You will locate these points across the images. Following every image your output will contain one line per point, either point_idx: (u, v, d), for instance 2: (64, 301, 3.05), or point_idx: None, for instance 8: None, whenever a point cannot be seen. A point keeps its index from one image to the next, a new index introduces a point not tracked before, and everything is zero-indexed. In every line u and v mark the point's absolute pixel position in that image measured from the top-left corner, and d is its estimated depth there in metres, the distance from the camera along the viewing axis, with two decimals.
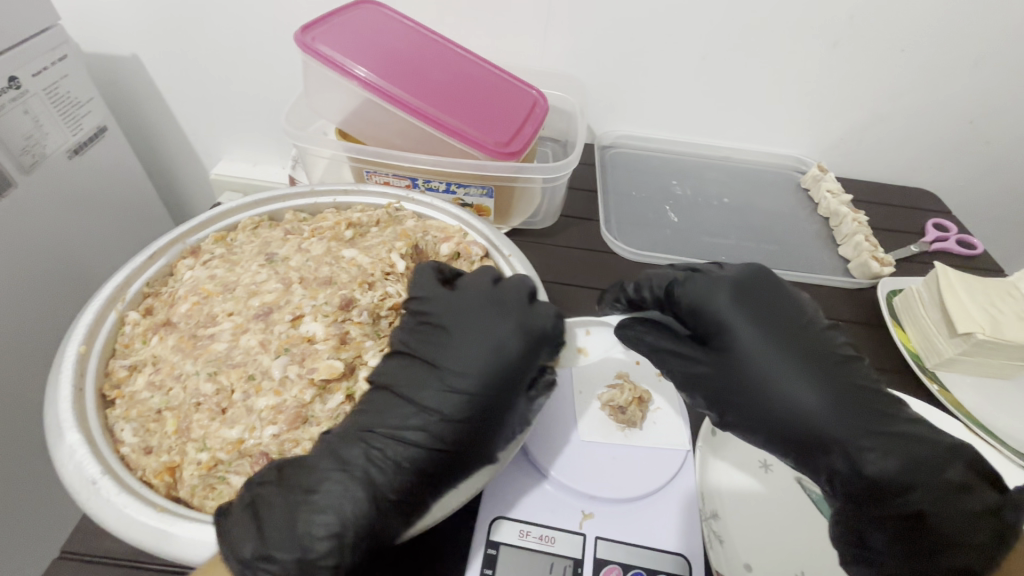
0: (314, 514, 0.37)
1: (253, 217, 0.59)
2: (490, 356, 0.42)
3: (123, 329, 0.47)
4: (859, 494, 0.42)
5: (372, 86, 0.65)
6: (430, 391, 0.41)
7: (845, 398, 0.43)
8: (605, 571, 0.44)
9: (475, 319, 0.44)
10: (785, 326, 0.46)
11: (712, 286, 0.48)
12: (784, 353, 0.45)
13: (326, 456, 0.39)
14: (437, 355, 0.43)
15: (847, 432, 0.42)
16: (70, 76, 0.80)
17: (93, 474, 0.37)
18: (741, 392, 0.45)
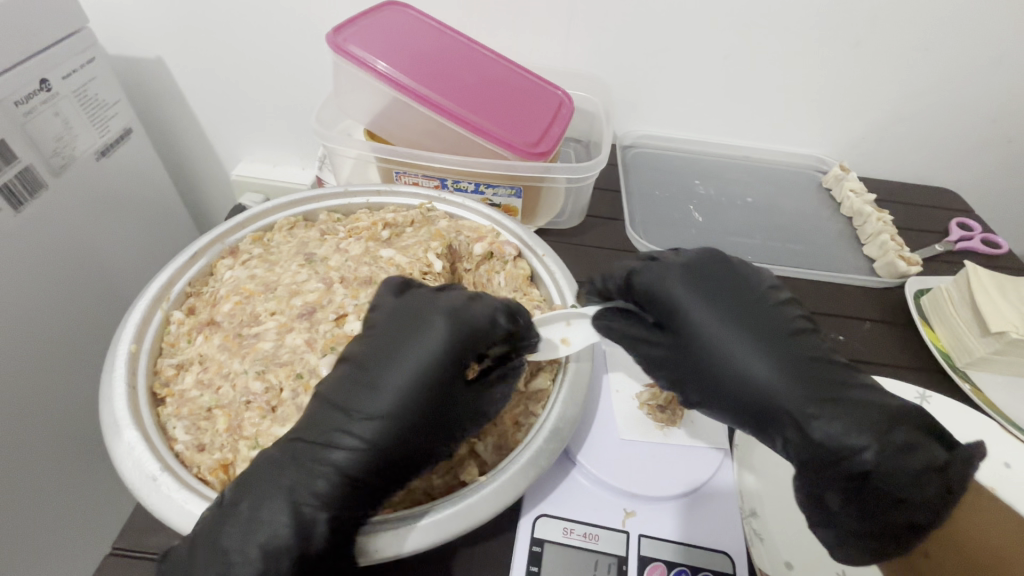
0: (258, 532, 0.35)
1: (288, 217, 0.60)
2: (422, 365, 0.40)
3: (169, 328, 0.48)
4: (814, 464, 0.40)
5: (401, 86, 0.66)
6: (359, 408, 0.38)
7: (799, 366, 0.42)
8: (650, 569, 0.44)
9: (416, 331, 0.41)
10: (735, 299, 0.45)
11: (664, 269, 0.47)
12: (733, 327, 0.43)
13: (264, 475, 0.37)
14: (371, 363, 0.40)
15: (794, 400, 0.40)
16: (97, 79, 0.81)
17: (152, 470, 0.37)
18: (692, 368, 0.45)
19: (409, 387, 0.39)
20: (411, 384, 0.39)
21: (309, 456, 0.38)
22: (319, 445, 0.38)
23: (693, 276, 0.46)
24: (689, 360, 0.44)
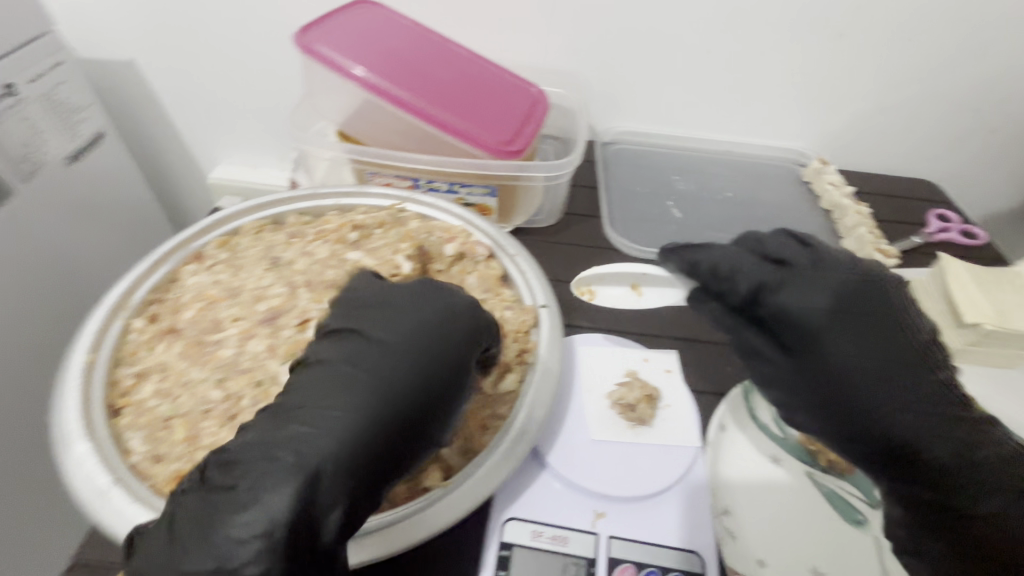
0: (235, 514, 0.32)
1: (255, 221, 0.59)
2: (436, 342, 0.41)
3: (128, 337, 0.47)
4: (904, 479, 0.40)
5: (371, 86, 0.65)
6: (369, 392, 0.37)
7: (888, 385, 0.40)
8: (619, 571, 0.43)
9: (416, 317, 0.42)
10: (896, 320, 0.41)
11: (810, 288, 0.42)
12: (886, 354, 0.40)
13: (250, 472, 0.34)
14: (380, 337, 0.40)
15: (924, 432, 0.39)
16: (67, 82, 0.79)
17: (103, 484, 0.36)
18: (806, 395, 0.42)
19: (416, 366, 0.39)
20: (401, 363, 0.39)
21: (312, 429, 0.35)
22: (315, 428, 0.35)
23: (846, 303, 0.42)
24: (811, 392, 0.41)
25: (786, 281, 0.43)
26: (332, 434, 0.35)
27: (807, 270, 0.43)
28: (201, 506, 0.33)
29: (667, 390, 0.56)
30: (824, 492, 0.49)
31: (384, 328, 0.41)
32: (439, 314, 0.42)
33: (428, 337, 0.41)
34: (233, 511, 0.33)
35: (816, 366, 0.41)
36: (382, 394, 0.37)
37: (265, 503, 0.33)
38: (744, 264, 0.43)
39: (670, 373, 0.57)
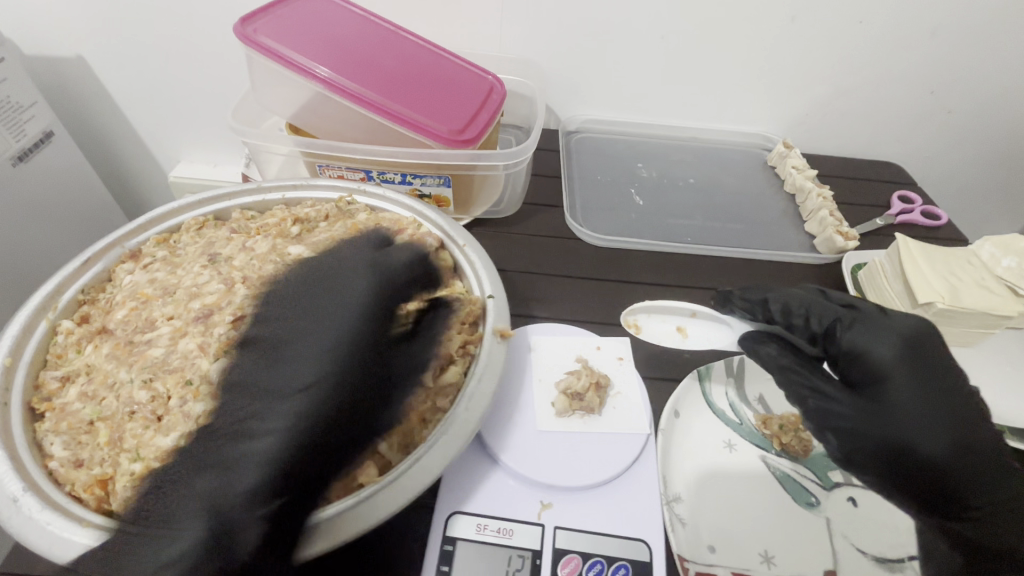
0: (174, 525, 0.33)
1: (196, 217, 0.57)
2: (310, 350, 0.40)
3: (55, 339, 0.45)
4: (931, 504, 0.44)
5: (317, 76, 0.63)
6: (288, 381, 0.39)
7: (945, 419, 0.44)
8: (565, 561, 0.43)
9: (332, 309, 0.42)
10: (941, 367, 0.46)
11: (877, 332, 0.48)
12: (932, 394, 0.45)
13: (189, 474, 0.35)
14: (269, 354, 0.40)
15: (960, 464, 0.43)
16: (9, 81, 0.76)
17: (14, 491, 0.35)
18: (866, 421, 0.45)
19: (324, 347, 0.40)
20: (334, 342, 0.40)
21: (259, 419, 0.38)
22: (251, 418, 0.37)
23: (907, 341, 0.47)
24: (877, 424, 0.45)
25: (856, 323, 0.49)
26: (279, 416, 0.37)
27: (874, 318, 0.49)
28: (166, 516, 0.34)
29: (618, 377, 0.55)
30: (777, 475, 0.51)
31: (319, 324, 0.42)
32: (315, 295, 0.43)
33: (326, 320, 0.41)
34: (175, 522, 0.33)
35: (873, 396, 0.46)
36: (332, 388, 0.38)
37: (220, 489, 0.34)
38: (811, 313, 0.53)
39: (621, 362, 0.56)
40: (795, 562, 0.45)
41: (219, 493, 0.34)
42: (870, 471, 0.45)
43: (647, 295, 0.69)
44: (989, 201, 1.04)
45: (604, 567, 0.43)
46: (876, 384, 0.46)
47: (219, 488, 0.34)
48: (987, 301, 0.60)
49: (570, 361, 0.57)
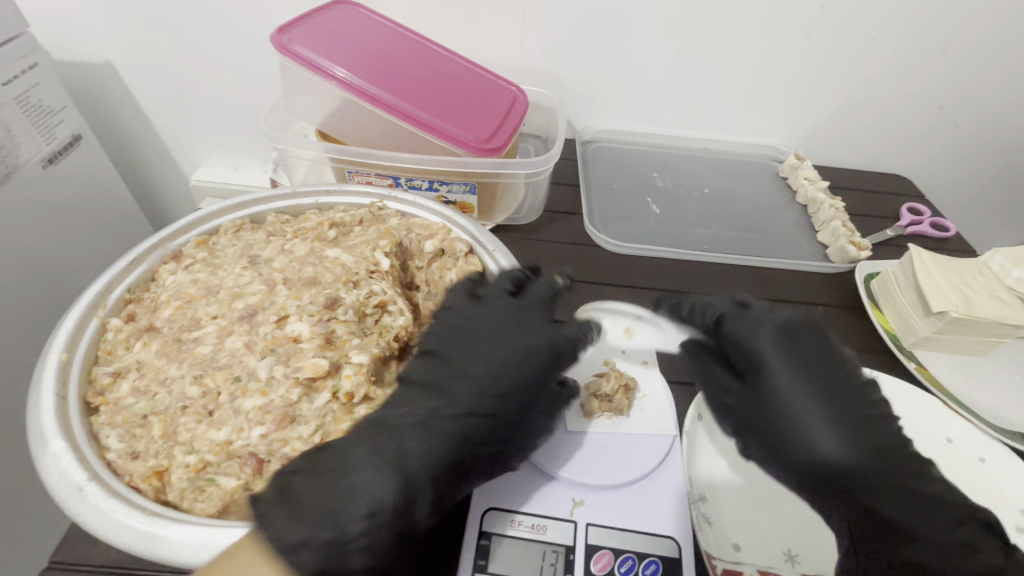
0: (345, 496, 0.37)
1: (234, 220, 0.59)
2: (486, 365, 0.50)
3: (105, 336, 0.48)
4: (823, 493, 0.45)
5: (350, 85, 0.65)
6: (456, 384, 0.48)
7: (827, 409, 0.46)
8: (597, 557, 0.45)
9: (522, 343, 0.51)
10: (818, 364, 0.49)
11: (759, 326, 0.50)
12: (811, 385, 0.47)
13: (357, 444, 0.40)
14: (458, 358, 0.50)
15: (848, 453, 0.44)
16: (42, 84, 0.77)
17: (78, 481, 0.37)
18: (758, 415, 0.47)
19: (514, 374, 0.49)
20: (520, 372, 0.50)
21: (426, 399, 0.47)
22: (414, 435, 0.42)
23: (787, 335, 0.50)
24: (764, 413, 0.47)
25: (746, 318, 0.51)
26: (438, 440, 0.43)
27: (763, 313, 0.51)
28: (317, 485, 0.37)
29: (643, 381, 0.57)
30: None
31: (510, 342, 0.51)
32: (515, 327, 0.52)
33: (519, 359, 0.50)
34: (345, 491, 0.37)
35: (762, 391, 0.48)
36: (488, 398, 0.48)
37: (411, 451, 0.41)
38: (712, 308, 0.53)
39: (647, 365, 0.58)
40: (816, 563, 0.47)
41: (399, 458, 0.40)
42: (768, 460, 0.46)
43: (665, 301, 0.70)
44: (995, 213, 1.06)
45: (636, 563, 0.44)
46: (762, 377, 0.48)
47: (404, 452, 0.41)
48: (999, 311, 0.62)
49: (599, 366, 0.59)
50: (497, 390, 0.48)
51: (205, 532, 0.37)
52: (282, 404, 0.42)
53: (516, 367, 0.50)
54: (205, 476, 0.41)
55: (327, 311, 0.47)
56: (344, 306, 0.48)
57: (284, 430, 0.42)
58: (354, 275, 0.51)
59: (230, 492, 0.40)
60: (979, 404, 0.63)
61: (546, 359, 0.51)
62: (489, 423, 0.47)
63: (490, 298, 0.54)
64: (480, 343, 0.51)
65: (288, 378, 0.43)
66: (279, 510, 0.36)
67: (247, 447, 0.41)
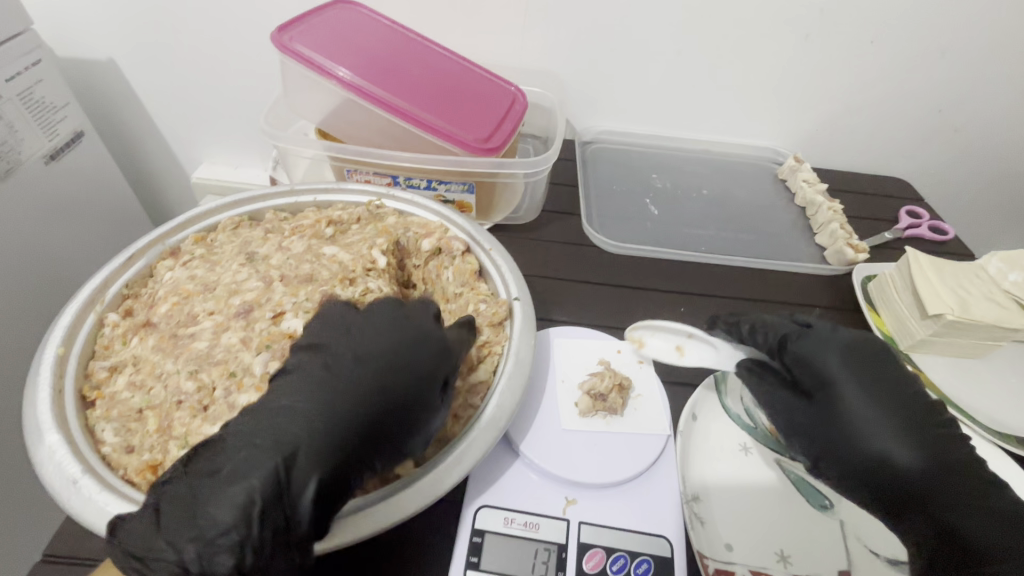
0: (205, 510, 0.34)
1: (232, 217, 0.59)
2: (380, 360, 0.41)
3: (103, 330, 0.48)
4: (894, 506, 0.45)
5: (350, 84, 0.65)
6: (327, 383, 0.40)
7: (900, 430, 0.45)
8: (589, 555, 0.45)
9: (401, 337, 0.43)
10: (890, 380, 0.48)
11: (825, 343, 0.50)
12: (880, 403, 0.46)
13: (242, 452, 0.37)
14: (336, 354, 0.42)
15: (924, 476, 0.43)
16: (45, 81, 0.78)
17: (73, 473, 0.38)
18: (824, 430, 0.47)
19: (388, 371, 0.41)
20: (389, 367, 0.41)
21: (289, 401, 0.39)
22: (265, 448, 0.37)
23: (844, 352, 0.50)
24: (832, 432, 0.47)
25: (807, 335, 0.51)
26: (304, 442, 0.37)
27: (828, 332, 0.51)
28: (181, 499, 0.35)
29: (638, 380, 0.57)
30: (791, 478, 0.52)
31: (390, 340, 0.43)
32: (394, 321, 0.44)
33: (391, 358, 0.42)
34: (204, 507, 0.34)
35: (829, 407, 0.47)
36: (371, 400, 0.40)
37: (282, 459, 0.36)
38: (774, 328, 0.52)
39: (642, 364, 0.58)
40: (811, 563, 0.46)
41: (266, 470, 0.36)
42: (837, 480, 0.47)
43: (662, 302, 0.70)
44: (995, 216, 1.06)
45: (627, 562, 0.45)
46: (828, 393, 0.48)
47: (269, 460, 0.36)
48: (995, 314, 0.62)
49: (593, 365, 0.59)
50: (381, 388, 0.40)
51: (131, 543, 0.36)
52: None
53: (387, 364, 0.41)
54: None
55: (323, 308, 0.48)
56: (340, 303, 0.49)
57: None
58: (351, 272, 0.52)
59: None
60: (975, 406, 0.63)
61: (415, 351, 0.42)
62: (374, 430, 0.39)
63: (385, 302, 0.46)
64: (349, 341, 0.43)
65: None
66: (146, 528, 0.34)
67: None
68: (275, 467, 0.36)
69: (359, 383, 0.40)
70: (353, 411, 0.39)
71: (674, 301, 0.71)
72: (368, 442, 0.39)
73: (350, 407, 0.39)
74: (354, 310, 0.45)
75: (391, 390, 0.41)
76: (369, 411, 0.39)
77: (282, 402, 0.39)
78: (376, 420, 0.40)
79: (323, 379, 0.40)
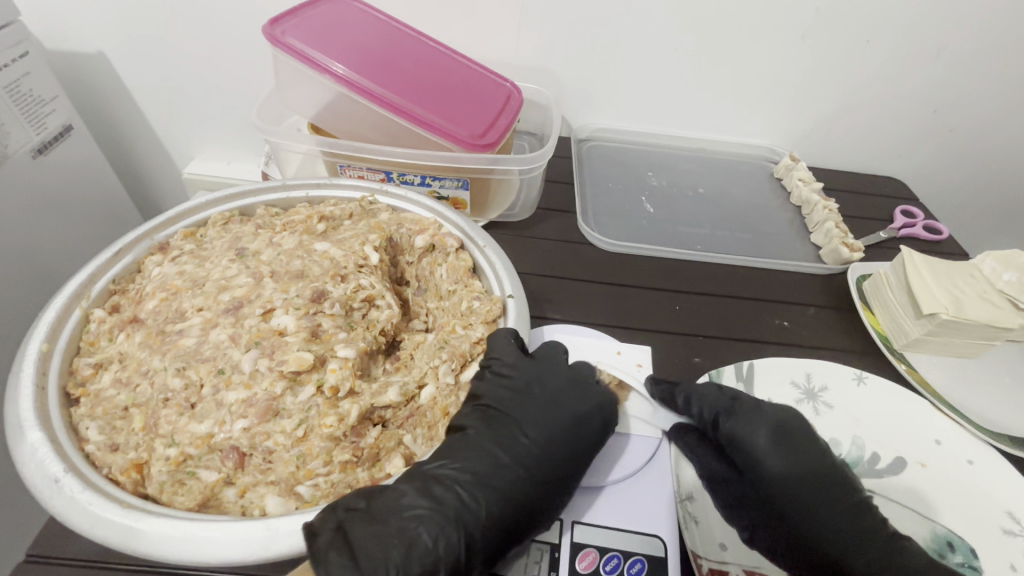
0: (405, 544, 0.38)
1: (223, 212, 0.59)
2: (579, 420, 0.47)
3: (88, 326, 0.47)
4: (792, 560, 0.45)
5: (342, 79, 0.64)
6: (513, 444, 0.45)
7: (824, 504, 0.46)
8: (583, 554, 0.45)
9: (575, 401, 0.48)
10: (815, 456, 0.48)
11: (754, 417, 0.50)
12: (804, 476, 0.47)
13: (418, 492, 0.40)
14: (522, 414, 0.47)
15: (843, 544, 0.45)
16: (32, 74, 0.76)
17: (55, 472, 0.37)
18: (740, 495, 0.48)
19: (573, 439, 0.46)
20: (573, 429, 0.47)
21: (479, 456, 0.44)
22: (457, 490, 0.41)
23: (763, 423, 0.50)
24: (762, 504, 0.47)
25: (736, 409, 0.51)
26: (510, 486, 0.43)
27: (754, 403, 0.51)
28: (375, 534, 0.38)
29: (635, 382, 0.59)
30: None
31: (571, 403, 0.48)
32: (572, 391, 0.49)
33: (575, 425, 0.47)
34: (405, 541, 0.38)
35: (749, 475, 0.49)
36: (556, 457, 0.45)
37: (476, 511, 0.41)
38: (701, 395, 0.52)
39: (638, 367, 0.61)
40: None
41: (460, 512, 0.41)
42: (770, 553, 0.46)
43: (657, 300, 0.70)
44: (988, 217, 1.06)
45: (621, 562, 0.44)
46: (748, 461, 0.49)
47: (463, 510, 0.41)
48: (990, 313, 0.62)
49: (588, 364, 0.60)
50: (554, 452, 0.45)
51: (147, 541, 0.36)
52: (265, 397, 0.42)
53: (575, 432, 0.47)
54: (185, 470, 0.40)
55: (313, 304, 0.47)
56: (330, 300, 0.48)
57: (266, 424, 0.41)
58: (342, 269, 0.51)
59: (211, 485, 0.40)
60: (968, 406, 0.63)
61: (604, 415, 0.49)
62: (551, 486, 0.44)
63: (548, 365, 0.51)
64: (537, 406, 0.48)
65: (272, 371, 0.42)
66: (343, 551, 0.37)
67: (229, 441, 0.41)
68: (465, 512, 0.41)
69: (539, 445, 0.45)
70: (530, 472, 0.44)
71: (669, 299, 0.71)
72: (546, 496, 0.44)
73: (530, 467, 0.44)
74: (535, 365, 0.50)
75: (560, 452, 0.45)
76: (546, 471, 0.44)
77: (480, 457, 0.44)
78: (558, 479, 0.44)
79: (501, 434, 0.46)
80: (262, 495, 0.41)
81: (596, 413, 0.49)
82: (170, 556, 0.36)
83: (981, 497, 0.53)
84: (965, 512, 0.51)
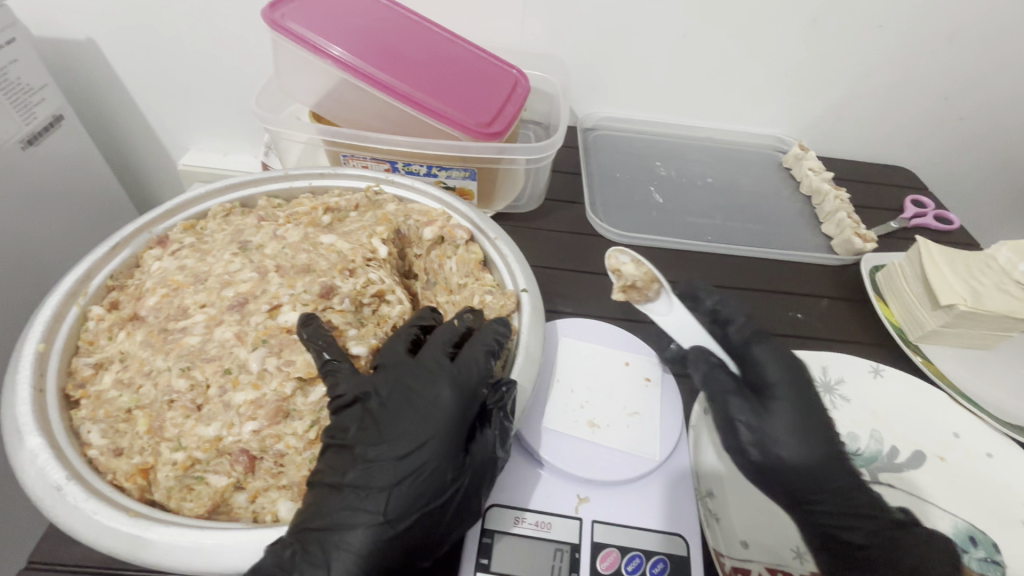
0: None
1: (223, 204, 0.56)
2: (423, 414, 0.41)
3: (86, 325, 0.45)
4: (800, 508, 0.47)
5: (346, 65, 0.62)
6: (345, 470, 0.39)
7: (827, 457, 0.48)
8: (603, 555, 0.44)
9: (419, 397, 0.41)
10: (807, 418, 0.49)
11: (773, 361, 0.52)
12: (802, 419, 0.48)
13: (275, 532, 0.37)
14: (345, 432, 0.40)
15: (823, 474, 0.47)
16: (20, 61, 0.73)
17: (57, 480, 0.35)
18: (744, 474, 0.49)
19: (417, 431, 0.40)
20: (421, 423, 0.40)
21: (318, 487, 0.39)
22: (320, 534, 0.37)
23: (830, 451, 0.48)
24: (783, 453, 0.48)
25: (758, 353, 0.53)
26: (358, 520, 0.38)
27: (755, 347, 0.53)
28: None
29: (639, 399, 0.54)
30: None
31: (410, 398, 0.41)
32: (412, 381, 0.42)
33: (418, 417, 0.41)
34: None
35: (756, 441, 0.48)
36: (399, 464, 0.39)
37: (333, 544, 0.37)
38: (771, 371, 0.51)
39: (630, 363, 0.57)
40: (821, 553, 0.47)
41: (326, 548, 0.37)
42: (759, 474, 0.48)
43: None
44: (996, 206, 1.05)
45: (642, 562, 0.44)
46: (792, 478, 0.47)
47: (327, 549, 0.37)
48: (1007, 304, 0.61)
49: (608, 388, 0.55)
50: (398, 453, 0.39)
51: (156, 550, 0.34)
52: (275, 398, 0.41)
53: (417, 421, 0.40)
54: (193, 475, 0.39)
55: (321, 300, 0.45)
56: (339, 295, 0.46)
57: (277, 425, 0.40)
58: (350, 262, 0.49)
59: (220, 490, 0.39)
60: (983, 397, 0.62)
61: (458, 399, 0.41)
62: (414, 489, 0.39)
63: (388, 355, 0.44)
64: (373, 419, 0.41)
65: (281, 372, 0.41)
66: None
67: (238, 444, 0.39)
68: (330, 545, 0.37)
69: (377, 454, 0.39)
70: (379, 486, 0.38)
71: None
72: (414, 505, 0.38)
73: (373, 487, 0.38)
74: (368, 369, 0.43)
75: (407, 449, 0.39)
76: (398, 480, 0.39)
77: (328, 482, 0.39)
78: (415, 478, 0.39)
79: (333, 462, 0.40)
80: (273, 500, 0.41)
81: (453, 401, 0.41)
82: (178, 564, 0.34)
83: (1000, 491, 0.52)
84: (981, 506, 0.51)
